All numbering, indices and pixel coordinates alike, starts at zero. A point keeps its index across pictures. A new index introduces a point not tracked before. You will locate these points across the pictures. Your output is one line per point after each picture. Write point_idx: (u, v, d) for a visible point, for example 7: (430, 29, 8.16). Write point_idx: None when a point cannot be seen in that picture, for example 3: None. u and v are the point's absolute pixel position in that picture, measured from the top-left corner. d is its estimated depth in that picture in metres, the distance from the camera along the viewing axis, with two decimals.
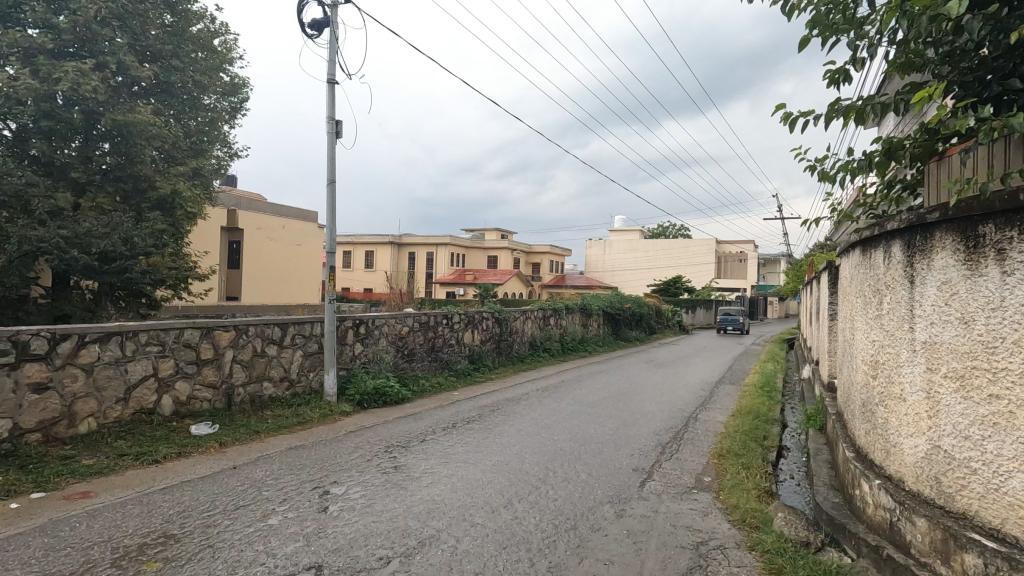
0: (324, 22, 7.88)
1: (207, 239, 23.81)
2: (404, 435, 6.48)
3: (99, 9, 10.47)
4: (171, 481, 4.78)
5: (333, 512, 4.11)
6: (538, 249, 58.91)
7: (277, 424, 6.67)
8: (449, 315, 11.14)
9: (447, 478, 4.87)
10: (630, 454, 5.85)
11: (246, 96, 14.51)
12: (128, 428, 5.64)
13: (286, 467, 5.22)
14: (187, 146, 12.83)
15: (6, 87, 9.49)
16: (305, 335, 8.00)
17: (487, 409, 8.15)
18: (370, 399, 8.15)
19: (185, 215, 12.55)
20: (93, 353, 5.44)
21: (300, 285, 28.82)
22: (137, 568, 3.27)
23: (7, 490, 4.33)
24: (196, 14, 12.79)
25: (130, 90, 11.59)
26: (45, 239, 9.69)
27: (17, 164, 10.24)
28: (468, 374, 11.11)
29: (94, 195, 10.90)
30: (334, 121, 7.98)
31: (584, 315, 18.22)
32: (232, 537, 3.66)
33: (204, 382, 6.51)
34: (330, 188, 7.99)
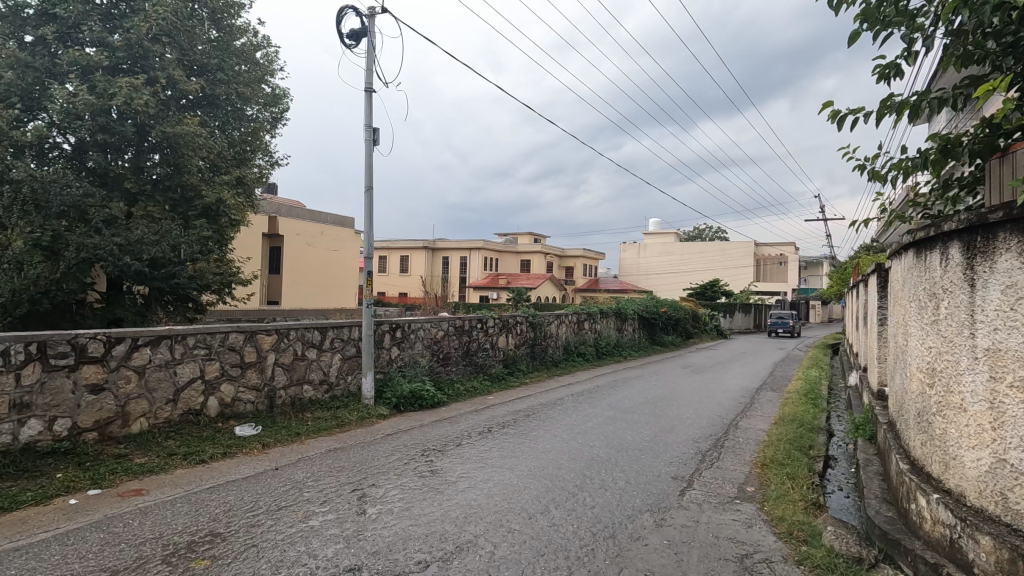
0: (361, 32, 8.05)
1: (250, 245, 24.62)
2: (441, 439, 6.53)
3: (151, 26, 11.02)
4: (216, 480, 4.93)
5: (372, 515, 4.16)
6: (571, 254, 58.63)
7: (317, 427, 6.81)
8: (484, 319, 11.19)
9: (484, 483, 4.87)
10: (668, 461, 5.72)
11: (287, 106, 14.92)
12: (176, 429, 5.86)
13: (326, 468, 5.33)
14: (231, 155, 13.27)
15: (65, 102, 10.06)
16: (343, 339, 8.15)
17: (521, 413, 8.15)
18: (407, 402, 8.25)
19: (229, 222, 13.02)
20: (145, 355, 5.66)
21: (337, 290, 29.46)
22: (186, 565, 3.37)
23: (66, 486, 4.55)
24: (240, 28, 13.29)
25: (179, 103, 12.08)
26: (100, 246, 10.22)
27: (75, 175, 10.80)
28: (502, 378, 11.11)
29: (145, 204, 11.44)
30: (371, 128, 8.11)
31: (619, 319, 18.00)
32: (274, 538, 3.74)
33: (248, 384, 6.70)
34: (367, 195, 8.13)
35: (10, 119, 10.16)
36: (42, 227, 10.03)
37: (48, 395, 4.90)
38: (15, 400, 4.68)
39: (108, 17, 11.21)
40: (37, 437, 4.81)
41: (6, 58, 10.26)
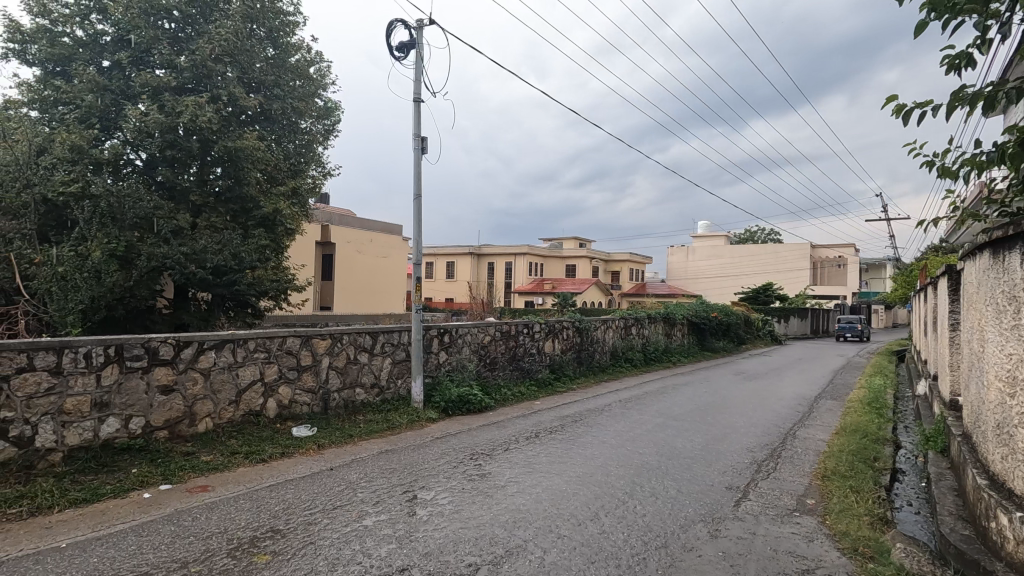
0: (409, 44, 8.25)
1: (304, 252, 25.65)
2: (489, 443, 6.57)
3: (214, 48, 11.69)
4: (276, 479, 5.13)
5: (422, 516, 4.23)
6: (617, 258, 57.92)
7: (369, 429, 6.99)
8: (530, 324, 11.21)
9: (533, 489, 4.86)
10: (721, 470, 5.56)
11: (338, 119, 15.44)
12: (238, 428, 6.14)
13: (378, 470, 5.46)
14: (287, 167, 13.83)
15: (138, 121, 10.77)
16: (393, 344, 8.33)
17: (569, 419, 8.11)
18: (455, 406, 8.36)
19: (285, 231, 13.64)
20: (210, 358, 5.96)
21: (386, 295, 30.20)
22: (249, 559, 3.52)
23: (140, 480, 4.85)
24: (295, 45, 13.87)
25: (239, 119, 12.71)
26: (169, 255, 11.02)
27: (147, 189, 11.55)
28: (549, 383, 11.08)
29: (209, 216, 12.11)
30: (420, 137, 8.29)
31: (667, 323, 17.64)
32: (330, 537, 3.84)
33: (304, 387, 6.95)
34: (416, 202, 8.31)
35: (90, 138, 10.99)
36: (117, 237, 10.60)
37: (124, 395, 5.24)
38: (96, 399, 5.04)
39: (176, 41, 11.97)
40: (115, 434, 5.15)
41: (87, 82, 11.13)
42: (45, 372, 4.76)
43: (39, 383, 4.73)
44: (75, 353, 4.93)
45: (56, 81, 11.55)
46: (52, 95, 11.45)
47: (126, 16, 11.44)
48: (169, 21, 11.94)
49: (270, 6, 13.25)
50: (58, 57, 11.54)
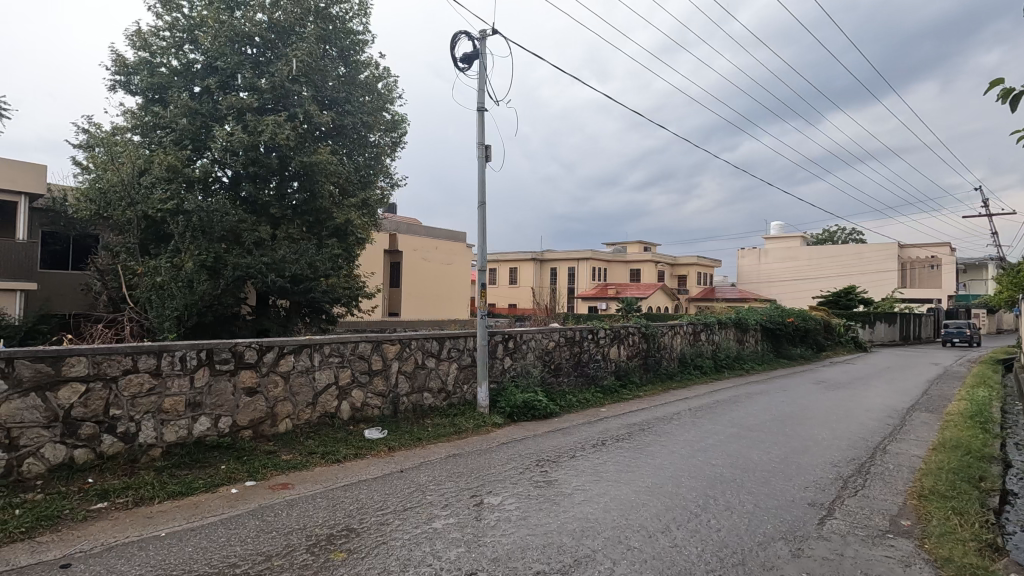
0: (473, 54, 8.41)
1: (373, 260, 26.70)
2: (555, 450, 6.54)
3: (291, 69, 12.44)
4: (350, 479, 5.33)
5: (489, 521, 4.25)
6: (683, 262, 56.30)
7: (436, 433, 7.13)
8: (595, 330, 11.06)
9: (600, 497, 4.78)
10: (801, 485, 5.24)
11: (405, 131, 15.94)
12: (315, 429, 6.44)
13: (446, 473, 5.56)
14: (357, 179, 14.43)
15: (225, 141, 11.64)
16: (459, 349, 8.46)
17: (636, 427, 7.92)
18: (520, 412, 8.38)
19: (356, 241, 14.29)
20: (289, 362, 6.29)
21: (451, 301, 30.83)
22: (327, 556, 3.67)
23: (228, 476, 5.18)
24: (364, 62, 14.45)
25: (314, 135, 13.41)
26: (252, 265, 11.78)
27: (233, 204, 12.41)
28: (614, 390, 10.88)
29: (287, 227, 12.86)
30: (484, 145, 8.41)
31: (739, 329, 16.90)
32: (401, 537, 3.94)
33: (375, 391, 7.19)
34: (480, 209, 8.43)
35: (183, 159, 11.97)
36: (207, 249, 11.47)
37: (214, 396, 5.62)
38: (189, 399, 5.45)
39: (258, 65, 12.83)
40: (206, 432, 5.53)
41: (181, 108, 12.13)
42: (148, 374, 5.20)
43: (141, 383, 5.17)
44: (172, 356, 5.35)
45: (154, 108, 12.67)
46: (152, 120, 12.56)
47: (215, 44, 12.39)
48: (251, 46, 12.82)
49: (341, 27, 13.93)
50: (156, 85, 12.66)
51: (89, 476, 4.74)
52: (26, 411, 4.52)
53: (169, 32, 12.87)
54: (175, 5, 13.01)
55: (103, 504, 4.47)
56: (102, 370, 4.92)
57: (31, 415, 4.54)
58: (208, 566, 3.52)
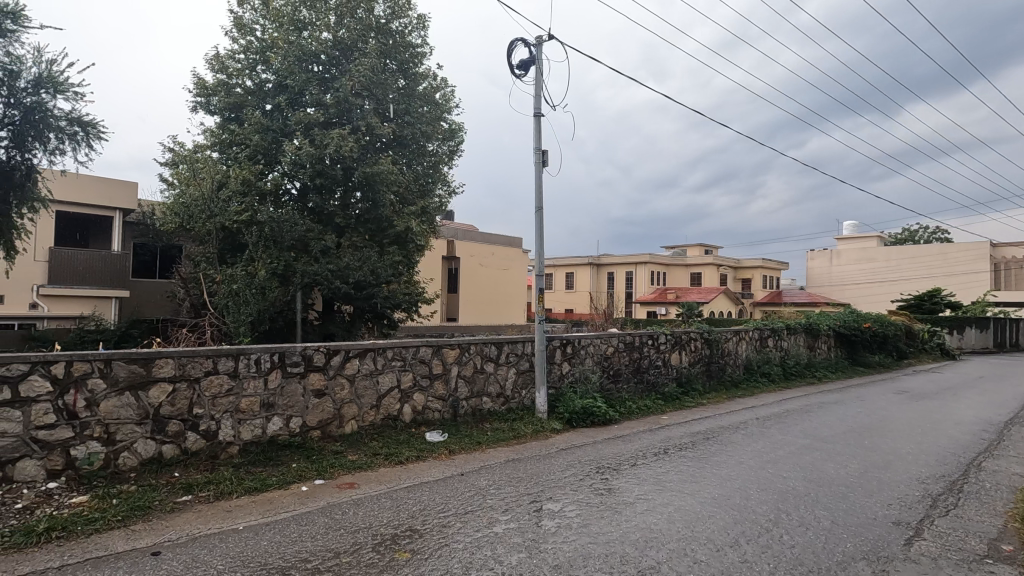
0: (529, 61, 8.46)
1: (432, 266, 27.33)
2: (616, 457, 6.42)
3: (354, 84, 12.95)
4: (413, 481, 5.45)
5: (550, 528, 4.22)
6: (747, 265, 54.16)
7: (496, 437, 7.19)
8: (655, 336, 10.80)
9: (664, 508, 4.64)
10: (883, 503, 4.88)
11: (462, 139, 16.22)
12: (379, 431, 6.63)
13: (506, 478, 5.58)
14: (416, 188, 14.81)
15: (294, 155, 12.26)
16: (518, 354, 8.48)
17: (700, 435, 7.66)
18: (579, 418, 8.30)
19: (416, 247, 14.69)
20: (355, 365, 6.52)
21: (508, 306, 31.04)
22: (391, 555, 3.76)
23: (299, 474, 5.43)
24: (423, 74, 14.83)
25: (375, 146, 13.88)
26: (318, 272, 12.35)
27: (301, 214, 13.02)
28: (676, 398, 10.57)
29: (351, 236, 13.39)
30: (540, 151, 8.44)
31: (809, 335, 16.05)
32: (463, 540, 3.98)
33: (436, 394, 7.32)
34: (537, 214, 8.45)
35: (257, 173, 12.71)
36: (278, 258, 12.10)
37: (285, 397, 5.91)
38: (263, 400, 5.74)
39: (324, 81, 13.45)
40: (279, 432, 5.81)
41: (255, 125, 12.89)
42: (226, 376, 5.53)
43: (221, 385, 5.50)
44: (248, 359, 5.67)
45: (231, 126, 13.50)
46: (229, 137, 13.39)
47: (285, 64, 13.08)
48: (317, 64, 13.46)
49: (401, 41, 14.38)
50: (232, 105, 13.49)
51: (176, 470, 5.09)
52: (121, 408, 4.92)
53: (244, 55, 13.72)
54: (249, 29, 13.86)
55: (188, 497, 4.78)
56: (187, 371, 5.28)
57: (126, 412, 4.93)
58: (280, 560, 3.69)
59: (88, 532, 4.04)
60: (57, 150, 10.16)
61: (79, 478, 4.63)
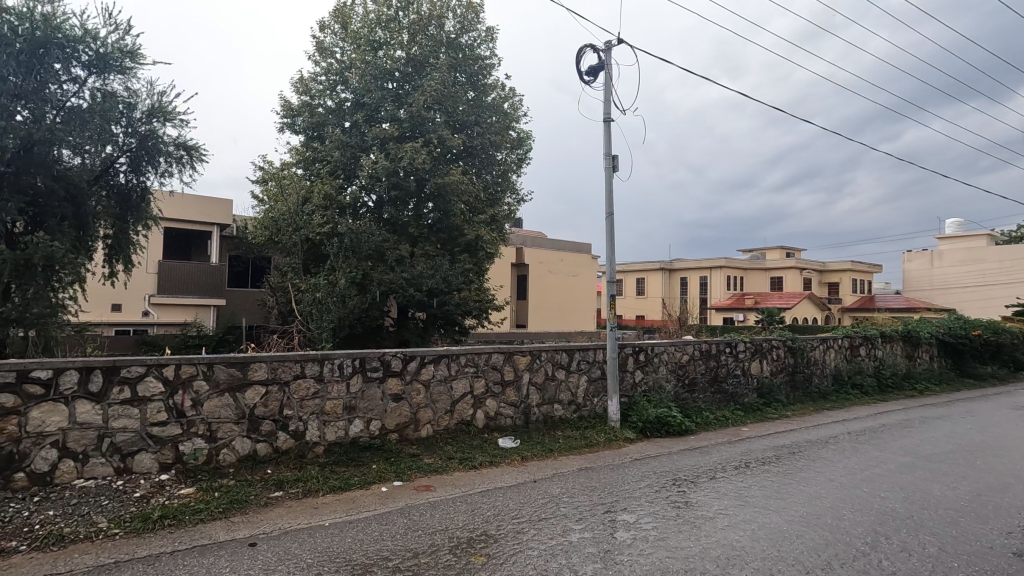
0: (599, 66, 8.42)
1: (501, 273, 27.70)
2: (693, 470, 6.20)
3: (426, 98, 13.42)
4: (487, 486, 5.53)
5: (625, 539, 4.14)
6: (834, 268, 50.75)
7: (568, 445, 7.15)
8: (733, 343, 10.34)
9: (746, 524, 4.43)
10: (1001, 530, 4.40)
11: (529, 147, 16.37)
12: (453, 435, 6.78)
13: (579, 486, 5.53)
14: (486, 197, 15.10)
15: (371, 169, 12.86)
16: (589, 362, 8.40)
17: (784, 449, 7.23)
18: (653, 428, 8.10)
19: (486, 255, 14.97)
20: (430, 371, 6.71)
21: (577, 312, 30.83)
22: (468, 558, 3.84)
23: (380, 476, 5.65)
24: (491, 85, 15.12)
25: (446, 157, 14.27)
26: (393, 281, 12.84)
27: (378, 225, 13.60)
28: (757, 409, 10.07)
29: (424, 245, 13.85)
30: (611, 155, 8.36)
31: (908, 344, 14.78)
32: (537, 547, 4.00)
33: (508, 401, 7.40)
34: (608, 220, 8.36)
35: (337, 187, 13.46)
36: (356, 267, 12.72)
37: (366, 400, 6.18)
38: (346, 403, 6.04)
39: (398, 97, 14.01)
40: (360, 434, 6.08)
41: (335, 142, 13.66)
42: (312, 379, 5.87)
43: (308, 388, 5.84)
44: (332, 364, 5.99)
45: (314, 144, 14.34)
46: (312, 155, 14.24)
47: (362, 83, 13.77)
48: (392, 81, 14.07)
49: (470, 54, 14.77)
50: (315, 124, 14.32)
51: (269, 467, 5.46)
52: (222, 408, 5.34)
53: (325, 77, 14.57)
54: (329, 52, 14.71)
55: (280, 493, 5.10)
56: (278, 375, 5.65)
57: (226, 412, 5.35)
58: (363, 557, 3.85)
59: (194, 521, 4.41)
60: (166, 172, 11.22)
61: (187, 471, 5.07)
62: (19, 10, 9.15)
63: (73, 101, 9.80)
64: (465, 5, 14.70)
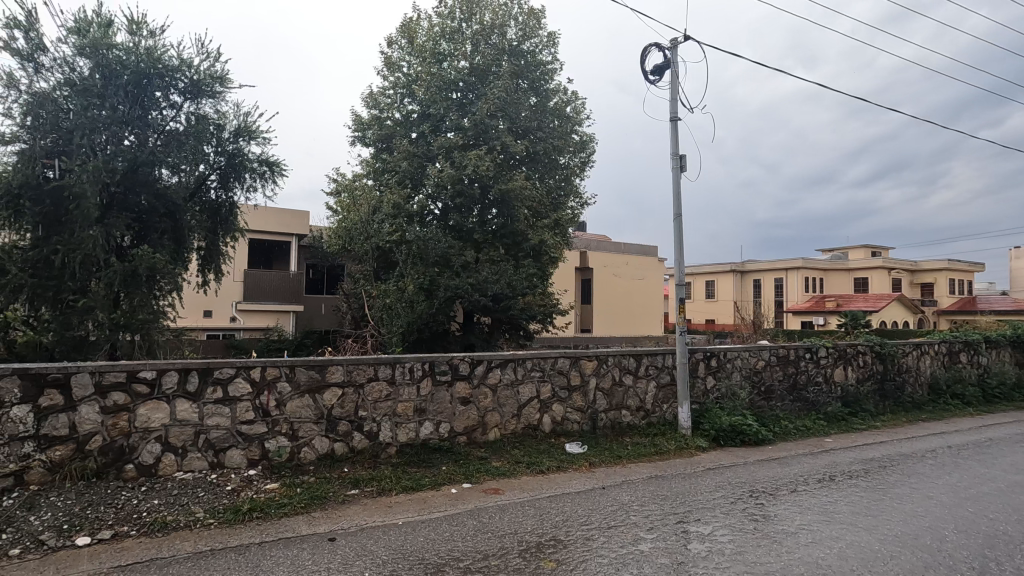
0: (664, 65, 8.24)
1: (565, 278, 27.64)
2: (771, 481, 5.90)
3: (490, 106, 13.66)
4: (555, 491, 5.51)
5: (699, 551, 4.00)
6: (928, 267, 46.83)
7: (637, 452, 7.00)
8: (813, 348, 9.75)
9: (832, 542, 4.15)
10: None
11: (593, 150, 16.26)
12: (520, 439, 6.81)
13: (649, 495, 5.40)
14: (549, 202, 15.13)
15: (437, 178, 13.20)
16: (658, 367, 8.19)
17: (874, 463, 6.72)
18: (727, 436, 7.77)
19: (550, 259, 14.97)
20: (497, 375, 6.79)
21: (644, 317, 30.19)
22: (537, 563, 3.84)
23: (450, 477, 5.77)
24: (553, 90, 15.16)
25: (510, 163, 14.41)
26: (459, 286, 13.08)
27: (444, 232, 13.91)
28: (841, 419, 9.44)
29: (489, 251, 14.05)
30: (678, 155, 8.15)
31: (1017, 349, 13.39)
32: (607, 555, 3.93)
33: (575, 406, 7.34)
34: (676, 221, 8.14)
35: (405, 197, 13.91)
36: (424, 273, 13.12)
37: (435, 403, 6.33)
38: (416, 405, 6.22)
39: (462, 106, 14.32)
40: (430, 435, 6.24)
41: (403, 153, 14.12)
42: (385, 382, 6.09)
43: (381, 390, 6.06)
44: (403, 367, 6.19)
45: (384, 155, 14.90)
46: (381, 166, 14.80)
47: (428, 94, 14.19)
48: (456, 91, 14.39)
49: (532, 60, 14.87)
50: (384, 136, 14.88)
51: (346, 466, 5.71)
52: (303, 408, 5.65)
53: (393, 90, 15.12)
54: (397, 66, 15.26)
55: (356, 491, 5.32)
56: (353, 377, 5.91)
57: (306, 412, 5.65)
58: (435, 557, 3.94)
59: (279, 515, 4.69)
60: (251, 187, 12.04)
61: (272, 468, 5.39)
62: (126, 45, 10.16)
63: (171, 125, 10.72)
64: (527, 13, 14.85)
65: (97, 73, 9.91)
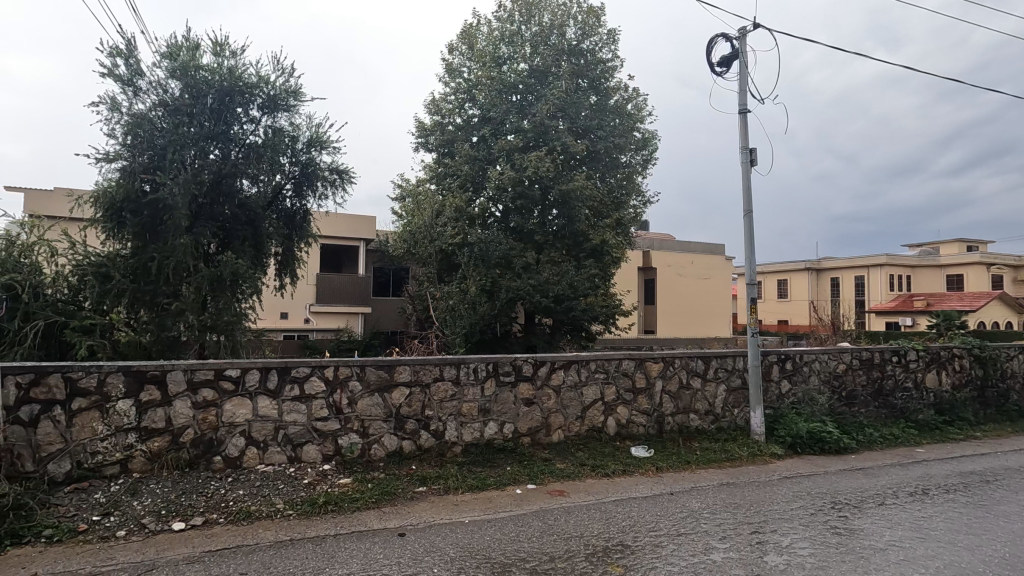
0: (732, 56, 7.91)
1: (627, 278, 27.16)
2: (856, 493, 5.52)
3: (550, 107, 13.64)
4: (621, 495, 5.41)
5: (776, 564, 3.80)
6: None
7: (706, 457, 6.75)
8: (901, 351, 9.05)
9: (928, 561, 3.84)
10: None
11: (655, 147, 15.87)
12: (585, 441, 6.74)
13: (721, 502, 5.19)
14: (611, 201, 14.91)
15: (498, 180, 13.29)
16: (727, 370, 7.88)
17: (975, 477, 6.15)
18: (804, 444, 7.35)
19: (612, 259, 14.75)
20: (560, 377, 6.75)
21: (710, 318, 29.18)
22: (604, 567, 3.78)
23: (514, 478, 5.79)
24: (613, 88, 14.93)
25: (570, 164, 14.31)
26: (521, 287, 13.13)
27: (505, 234, 14.00)
28: (935, 428, 8.70)
29: (550, 252, 14.02)
30: (747, 149, 7.80)
31: None
32: (677, 563, 3.82)
33: (640, 409, 7.19)
34: (747, 217, 7.80)
35: (467, 200, 14.07)
36: (486, 275, 13.32)
37: (499, 404, 6.38)
38: (481, 405, 6.29)
39: (522, 108, 14.37)
40: (494, 435, 6.30)
41: (465, 157, 14.33)
42: (450, 382, 6.20)
43: (446, 390, 6.18)
44: (468, 368, 6.29)
45: (446, 160, 15.19)
46: (444, 170, 15.09)
47: (488, 98, 14.33)
48: (516, 94, 14.43)
49: (592, 59, 14.72)
50: (446, 141, 15.17)
51: (413, 463, 5.85)
52: (373, 407, 5.85)
53: (454, 96, 15.39)
54: (458, 72, 15.52)
55: (423, 488, 5.44)
56: (420, 377, 6.06)
57: (375, 410, 5.85)
58: (502, 556, 3.97)
59: (352, 509, 4.87)
60: (322, 195, 12.62)
61: (345, 463, 5.62)
62: (212, 66, 10.93)
63: (251, 139, 11.42)
64: (586, 11, 14.70)
65: (187, 93, 10.72)
